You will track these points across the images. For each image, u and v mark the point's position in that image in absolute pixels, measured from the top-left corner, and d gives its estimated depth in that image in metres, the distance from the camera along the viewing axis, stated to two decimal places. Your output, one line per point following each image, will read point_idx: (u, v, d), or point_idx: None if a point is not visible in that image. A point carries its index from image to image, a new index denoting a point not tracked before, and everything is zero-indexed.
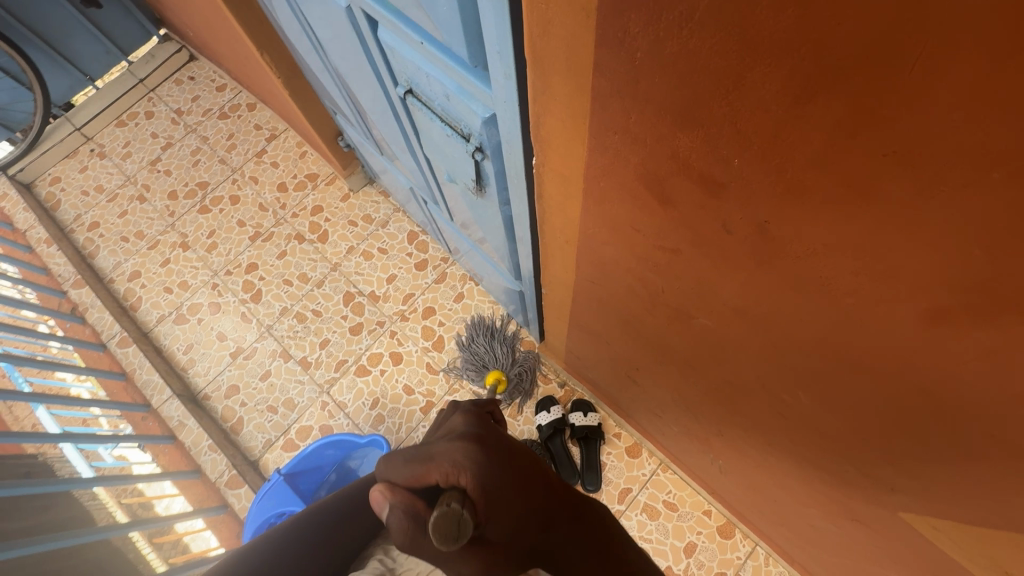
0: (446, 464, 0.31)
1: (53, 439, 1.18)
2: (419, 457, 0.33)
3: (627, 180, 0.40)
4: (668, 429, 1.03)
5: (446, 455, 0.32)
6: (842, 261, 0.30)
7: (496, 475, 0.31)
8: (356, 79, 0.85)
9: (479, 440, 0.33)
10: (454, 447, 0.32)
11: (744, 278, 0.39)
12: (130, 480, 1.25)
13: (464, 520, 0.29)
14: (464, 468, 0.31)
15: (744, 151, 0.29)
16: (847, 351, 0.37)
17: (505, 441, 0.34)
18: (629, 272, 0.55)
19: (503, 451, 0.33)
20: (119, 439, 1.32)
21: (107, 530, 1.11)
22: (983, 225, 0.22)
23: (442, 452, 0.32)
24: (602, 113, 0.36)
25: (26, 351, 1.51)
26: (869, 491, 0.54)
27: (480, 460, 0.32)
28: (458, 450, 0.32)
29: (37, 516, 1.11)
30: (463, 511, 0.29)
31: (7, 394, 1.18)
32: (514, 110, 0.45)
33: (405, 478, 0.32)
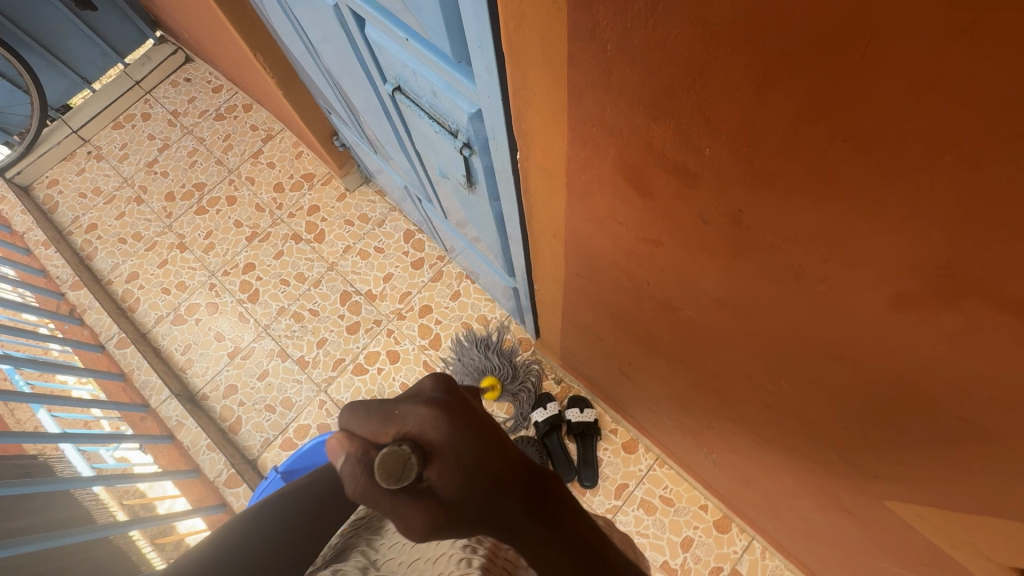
0: (406, 419, 0.31)
1: (53, 439, 1.19)
2: (383, 408, 0.32)
3: (607, 172, 0.41)
4: (662, 424, 1.04)
5: (408, 409, 0.31)
6: (813, 248, 0.31)
7: (453, 438, 0.31)
8: (347, 77, 0.86)
9: (445, 402, 0.32)
10: (419, 407, 0.31)
11: (723, 267, 0.40)
12: (131, 479, 1.26)
13: (410, 467, 0.29)
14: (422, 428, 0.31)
15: (714, 140, 0.29)
16: (824, 339, 0.38)
17: (471, 406, 0.33)
18: (615, 265, 0.55)
19: (468, 415, 0.32)
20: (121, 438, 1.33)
21: (109, 528, 1.12)
22: (941, 206, 0.22)
23: (406, 409, 0.31)
24: (579, 106, 0.36)
25: (24, 353, 1.51)
26: (855, 480, 0.54)
27: (442, 421, 0.31)
28: (420, 407, 0.31)
29: (40, 515, 1.12)
30: (411, 460, 0.30)
31: (8, 395, 1.19)
32: (497, 105, 0.46)
33: (364, 429, 0.32)
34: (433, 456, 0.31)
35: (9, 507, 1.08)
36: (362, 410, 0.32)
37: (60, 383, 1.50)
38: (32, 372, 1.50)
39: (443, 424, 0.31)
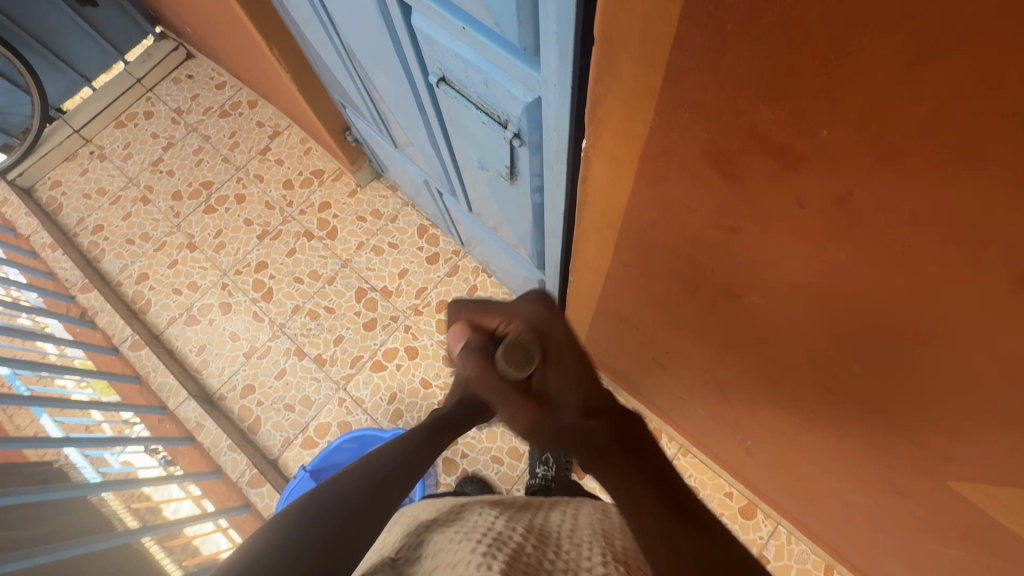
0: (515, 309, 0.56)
1: (57, 443, 1.15)
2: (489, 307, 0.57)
3: (690, 158, 0.41)
4: (693, 413, 1.05)
5: (511, 310, 0.56)
6: (931, 228, 0.30)
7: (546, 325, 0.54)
8: (378, 70, 0.85)
9: (537, 310, 0.56)
10: (521, 313, 0.55)
11: (811, 252, 0.40)
12: (135, 484, 1.22)
13: (524, 349, 0.52)
14: (529, 322, 0.54)
15: (837, 120, 0.29)
16: (917, 321, 0.38)
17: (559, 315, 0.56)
18: (675, 252, 0.55)
19: (557, 321, 0.55)
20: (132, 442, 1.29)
21: (121, 535, 1.09)
22: None
23: (509, 312, 0.56)
24: (674, 90, 0.36)
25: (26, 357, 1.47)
26: (917, 462, 0.55)
27: (539, 322, 0.55)
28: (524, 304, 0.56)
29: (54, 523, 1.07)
30: (521, 343, 0.53)
31: (15, 399, 1.15)
32: (565, 93, 0.47)
33: (476, 320, 0.57)
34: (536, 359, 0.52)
35: (19, 516, 1.03)
36: (473, 310, 0.57)
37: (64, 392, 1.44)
38: (29, 379, 1.41)
39: (535, 323, 0.54)
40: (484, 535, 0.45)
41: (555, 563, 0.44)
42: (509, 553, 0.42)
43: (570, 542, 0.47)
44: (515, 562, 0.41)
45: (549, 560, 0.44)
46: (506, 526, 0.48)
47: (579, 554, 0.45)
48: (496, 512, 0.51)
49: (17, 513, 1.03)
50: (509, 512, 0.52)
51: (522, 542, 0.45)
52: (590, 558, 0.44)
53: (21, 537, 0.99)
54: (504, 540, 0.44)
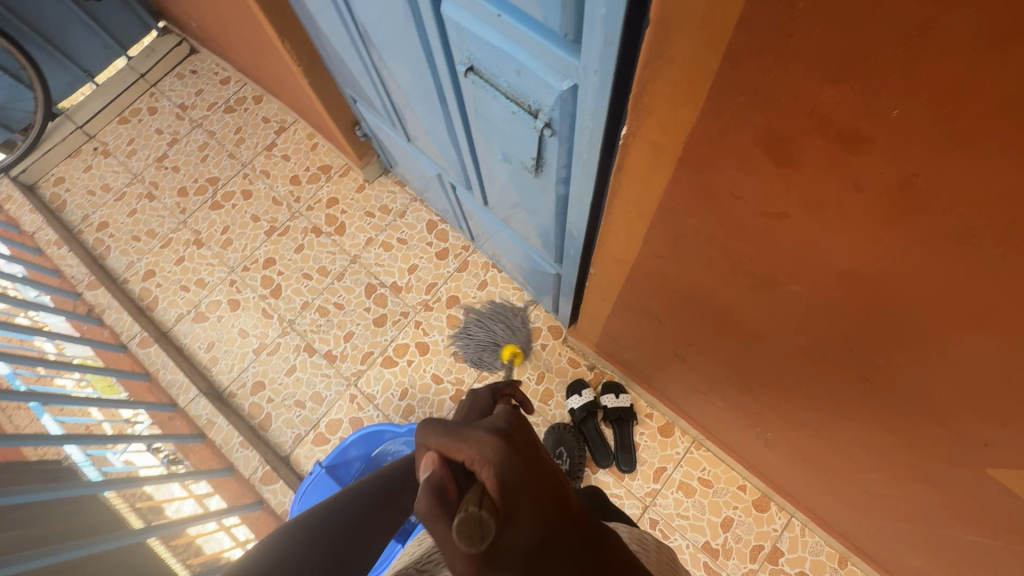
0: (477, 448, 0.35)
1: (54, 441, 1.09)
2: (453, 435, 0.37)
3: (741, 144, 0.40)
4: (711, 406, 1.05)
5: (483, 435, 0.36)
6: (1000, 210, 0.30)
7: (519, 473, 0.35)
8: (399, 61, 0.84)
9: (512, 439, 0.36)
10: (490, 438, 0.36)
11: (862, 238, 0.40)
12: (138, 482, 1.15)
13: (488, 521, 0.32)
14: (501, 461, 0.35)
15: (908, 100, 0.29)
16: (971, 306, 0.38)
17: (537, 445, 0.38)
18: (711, 242, 0.55)
19: (535, 458, 0.36)
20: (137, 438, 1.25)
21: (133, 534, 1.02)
22: None
23: (475, 438, 0.36)
24: (731, 73, 0.35)
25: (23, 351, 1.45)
26: (953, 449, 0.55)
27: (512, 456, 0.35)
28: (491, 438, 0.36)
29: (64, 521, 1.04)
30: (490, 499, 0.34)
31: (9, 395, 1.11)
32: (608, 79, 0.47)
33: (441, 446, 0.37)
34: (498, 508, 0.34)
35: (34, 513, 1.00)
36: (438, 429, 0.38)
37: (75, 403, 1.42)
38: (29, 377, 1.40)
39: (509, 460, 0.35)
40: None
41: None
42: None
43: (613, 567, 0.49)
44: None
45: None
46: None
47: None
48: None
49: (29, 511, 1.00)
50: None
51: None
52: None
53: (30, 536, 0.95)
54: None
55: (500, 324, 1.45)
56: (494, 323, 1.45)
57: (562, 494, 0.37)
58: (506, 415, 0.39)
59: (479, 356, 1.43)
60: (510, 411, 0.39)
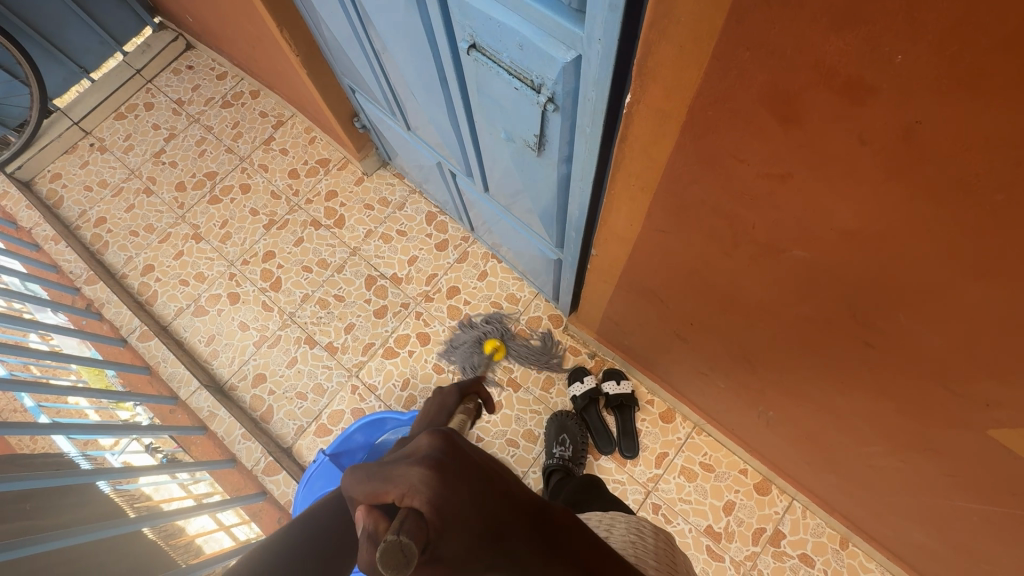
0: (402, 482, 0.32)
1: (48, 430, 1.08)
2: (381, 475, 0.34)
3: (745, 103, 0.41)
4: (713, 388, 1.05)
5: (401, 468, 0.33)
6: (1003, 151, 0.31)
7: (449, 494, 0.31)
8: (400, 44, 0.84)
9: (440, 464, 0.32)
10: (412, 469, 0.32)
11: (868, 194, 0.40)
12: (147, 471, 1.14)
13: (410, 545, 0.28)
14: (426, 484, 0.31)
15: (913, 43, 0.29)
16: (975, 257, 0.38)
17: (473, 461, 0.33)
18: (715, 211, 0.55)
19: (466, 471, 0.32)
20: (136, 429, 1.24)
21: (138, 521, 1.00)
22: None
23: (399, 473, 0.33)
24: (736, 28, 0.36)
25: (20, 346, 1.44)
26: (955, 412, 0.56)
27: (441, 477, 0.31)
28: (415, 469, 0.32)
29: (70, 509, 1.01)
30: (418, 525, 0.30)
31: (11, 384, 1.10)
32: (612, 45, 0.47)
33: (369, 494, 0.34)
34: (429, 527, 0.30)
35: (36, 506, 0.97)
36: (364, 478, 0.35)
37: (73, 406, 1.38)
38: (28, 371, 1.40)
39: (438, 484, 0.31)
40: None
41: None
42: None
43: None
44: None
45: None
46: None
47: None
48: None
49: (34, 502, 0.98)
50: None
51: None
52: None
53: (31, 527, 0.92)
54: None
55: (487, 323, 1.47)
56: (481, 321, 1.47)
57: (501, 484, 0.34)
58: (430, 440, 0.34)
59: (458, 346, 1.45)
60: (435, 433, 0.34)
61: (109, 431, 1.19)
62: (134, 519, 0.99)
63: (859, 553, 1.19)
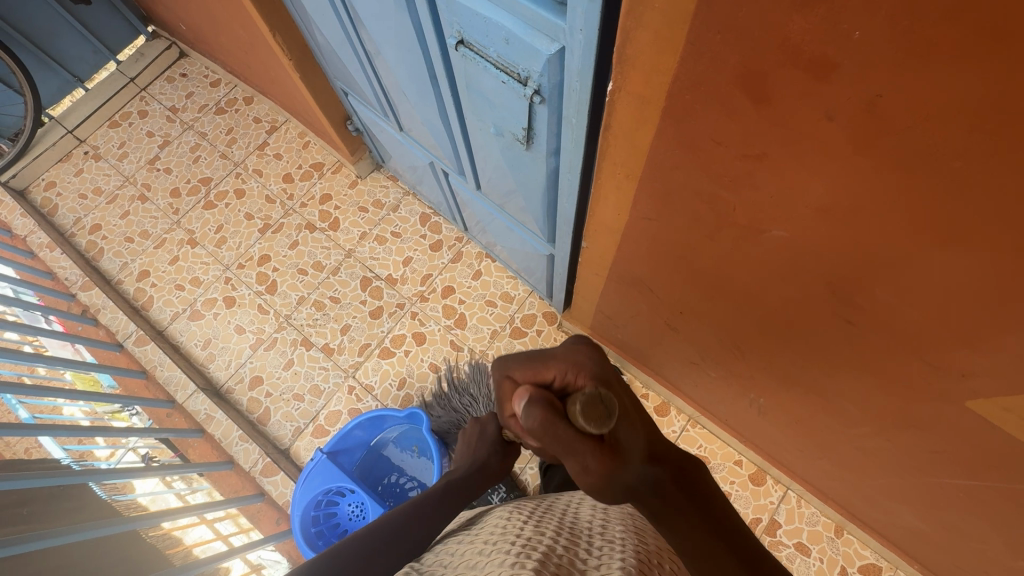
0: (570, 365, 0.47)
1: (41, 432, 1.07)
2: (542, 365, 0.48)
3: (720, 85, 0.43)
4: (705, 378, 1.07)
5: (564, 360, 0.49)
6: (957, 120, 0.33)
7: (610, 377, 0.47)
8: (390, 43, 0.86)
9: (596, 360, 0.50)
10: (582, 361, 0.48)
11: (838, 170, 0.42)
12: (141, 472, 1.15)
13: (603, 399, 0.39)
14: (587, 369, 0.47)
15: (870, 19, 0.31)
16: (943, 227, 0.40)
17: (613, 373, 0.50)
18: (698, 196, 0.57)
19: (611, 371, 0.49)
20: (131, 431, 1.24)
21: (133, 521, 1.01)
22: None
23: (568, 362, 0.48)
24: (707, 12, 0.38)
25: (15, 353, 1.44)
26: (934, 385, 0.57)
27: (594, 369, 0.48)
28: (583, 359, 0.49)
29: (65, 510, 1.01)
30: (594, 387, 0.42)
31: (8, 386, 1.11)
32: (592, 35, 0.50)
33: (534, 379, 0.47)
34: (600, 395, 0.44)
35: (30, 510, 0.97)
36: (532, 369, 0.48)
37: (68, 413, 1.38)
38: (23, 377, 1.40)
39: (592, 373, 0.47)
40: (516, 542, 0.50)
41: (586, 561, 0.48)
42: (541, 552, 0.48)
43: (599, 540, 0.52)
44: (547, 559, 0.47)
45: (580, 559, 0.48)
46: (536, 532, 0.53)
47: (610, 552, 0.49)
48: (524, 518, 0.57)
49: (28, 505, 0.98)
50: (535, 516, 0.58)
51: (552, 542, 0.50)
52: (619, 560, 0.47)
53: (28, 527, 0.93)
54: (536, 544, 0.49)
55: (460, 394, 1.32)
56: (453, 394, 1.31)
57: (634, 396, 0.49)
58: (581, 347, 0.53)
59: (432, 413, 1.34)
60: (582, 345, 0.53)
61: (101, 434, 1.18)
62: (129, 519, 1.00)
63: (854, 540, 1.21)
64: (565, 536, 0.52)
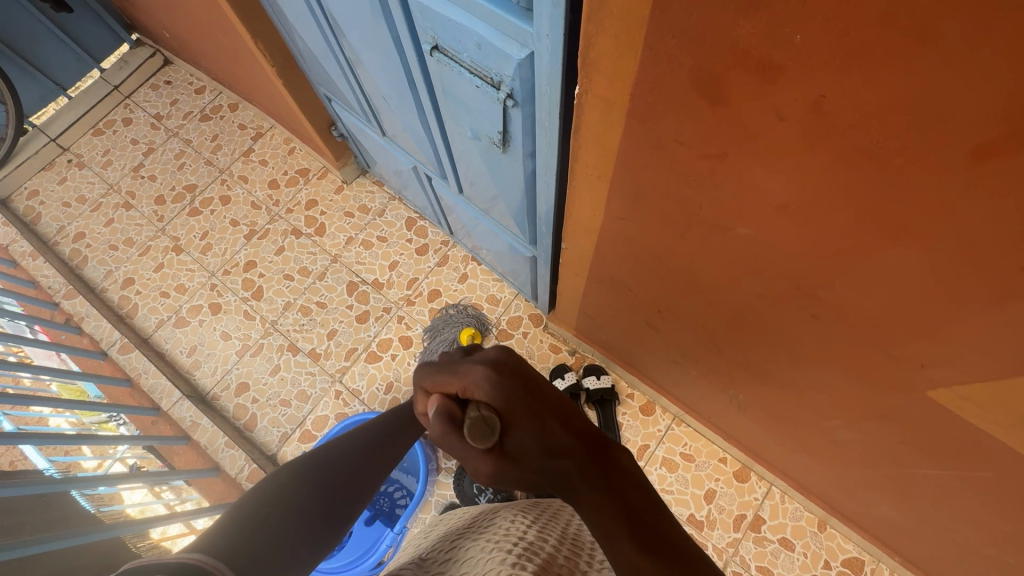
0: (469, 377, 0.47)
1: (28, 440, 1.07)
2: (448, 374, 0.48)
3: (678, 87, 0.44)
4: (686, 376, 1.08)
5: (473, 365, 0.48)
6: (894, 119, 0.35)
7: (506, 387, 0.46)
8: (368, 50, 0.87)
9: (496, 366, 0.48)
10: (477, 369, 0.47)
11: (792, 168, 0.44)
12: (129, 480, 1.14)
13: (490, 419, 0.44)
14: (486, 384, 0.46)
15: (808, 23, 0.33)
16: (892, 220, 0.42)
17: (522, 370, 0.49)
18: (667, 195, 0.59)
19: (520, 380, 0.47)
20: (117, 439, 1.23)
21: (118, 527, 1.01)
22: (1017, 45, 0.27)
23: (465, 371, 0.48)
24: (662, 18, 0.40)
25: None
26: (898, 376, 0.59)
27: (501, 377, 0.47)
28: (480, 368, 0.47)
29: (46, 519, 1.00)
30: (487, 405, 0.45)
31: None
32: (558, 40, 0.51)
33: (441, 388, 0.48)
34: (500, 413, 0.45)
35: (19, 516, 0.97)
36: (434, 374, 0.49)
37: (53, 424, 1.37)
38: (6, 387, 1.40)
39: (499, 381, 0.46)
40: (516, 544, 0.48)
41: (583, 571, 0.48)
42: (542, 558, 0.47)
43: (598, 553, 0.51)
44: (547, 567, 0.45)
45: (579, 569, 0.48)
46: (539, 537, 0.50)
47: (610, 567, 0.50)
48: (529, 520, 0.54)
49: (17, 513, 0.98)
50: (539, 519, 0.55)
51: (553, 550, 0.49)
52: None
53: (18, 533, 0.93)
54: (537, 550, 0.47)
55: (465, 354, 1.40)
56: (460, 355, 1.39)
57: (548, 396, 0.48)
58: (495, 352, 0.51)
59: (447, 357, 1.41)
60: (497, 349, 0.51)
61: (87, 442, 1.18)
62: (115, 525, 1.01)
63: (837, 534, 1.22)
64: (567, 544, 0.51)
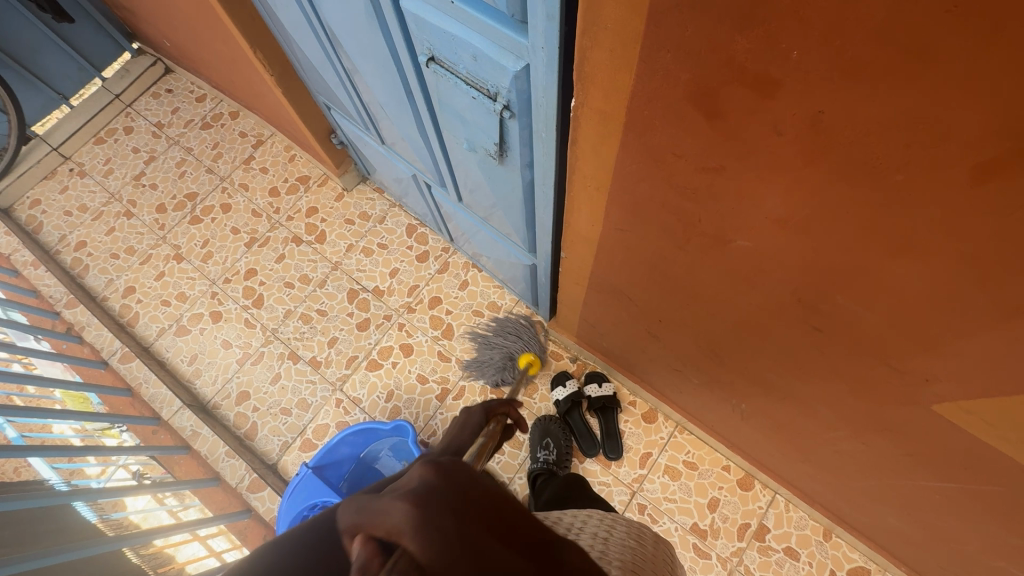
0: (390, 518, 0.26)
1: (30, 452, 1.07)
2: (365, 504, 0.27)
3: (674, 101, 0.44)
4: (688, 384, 1.07)
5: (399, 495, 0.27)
6: (895, 135, 0.34)
7: (444, 532, 0.25)
8: (366, 60, 0.87)
9: (429, 498, 0.26)
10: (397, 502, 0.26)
11: (791, 182, 0.43)
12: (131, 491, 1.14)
13: None
14: (415, 527, 0.25)
15: (805, 40, 0.32)
16: (895, 236, 0.41)
17: (473, 489, 0.27)
18: (665, 207, 0.58)
19: (472, 518, 0.26)
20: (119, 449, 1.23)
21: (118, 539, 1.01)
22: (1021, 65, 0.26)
23: (383, 505, 0.26)
24: (656, 32, 0.39)
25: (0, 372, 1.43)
26: (901, 389, 0.58)
27: (431, 516, 0.26)
28: (403, 501, 0.26)
29: (48, 531, 1.00)
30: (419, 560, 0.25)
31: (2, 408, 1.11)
32: (553, 53, 0.50)
33: (355, 525, 0.27)
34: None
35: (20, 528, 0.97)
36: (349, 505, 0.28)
37: (57, 433, 1.38)
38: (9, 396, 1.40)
39: (433, 520, 0.26)
40: None
41: None
42: None
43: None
44: None
45: None
46: None
47: None
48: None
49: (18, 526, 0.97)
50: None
51: None
52: None
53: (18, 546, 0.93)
54: None
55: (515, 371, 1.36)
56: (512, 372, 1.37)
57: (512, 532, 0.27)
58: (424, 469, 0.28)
59: (501, 375, 1.38)
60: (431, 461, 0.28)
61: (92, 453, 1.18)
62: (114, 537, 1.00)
63: (843, 543, 1.21)
64: None
